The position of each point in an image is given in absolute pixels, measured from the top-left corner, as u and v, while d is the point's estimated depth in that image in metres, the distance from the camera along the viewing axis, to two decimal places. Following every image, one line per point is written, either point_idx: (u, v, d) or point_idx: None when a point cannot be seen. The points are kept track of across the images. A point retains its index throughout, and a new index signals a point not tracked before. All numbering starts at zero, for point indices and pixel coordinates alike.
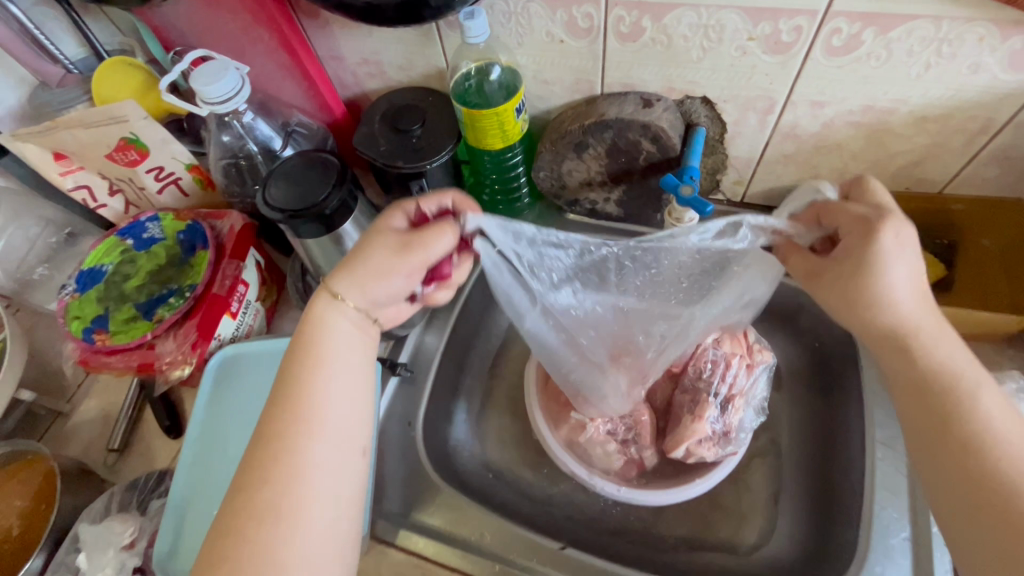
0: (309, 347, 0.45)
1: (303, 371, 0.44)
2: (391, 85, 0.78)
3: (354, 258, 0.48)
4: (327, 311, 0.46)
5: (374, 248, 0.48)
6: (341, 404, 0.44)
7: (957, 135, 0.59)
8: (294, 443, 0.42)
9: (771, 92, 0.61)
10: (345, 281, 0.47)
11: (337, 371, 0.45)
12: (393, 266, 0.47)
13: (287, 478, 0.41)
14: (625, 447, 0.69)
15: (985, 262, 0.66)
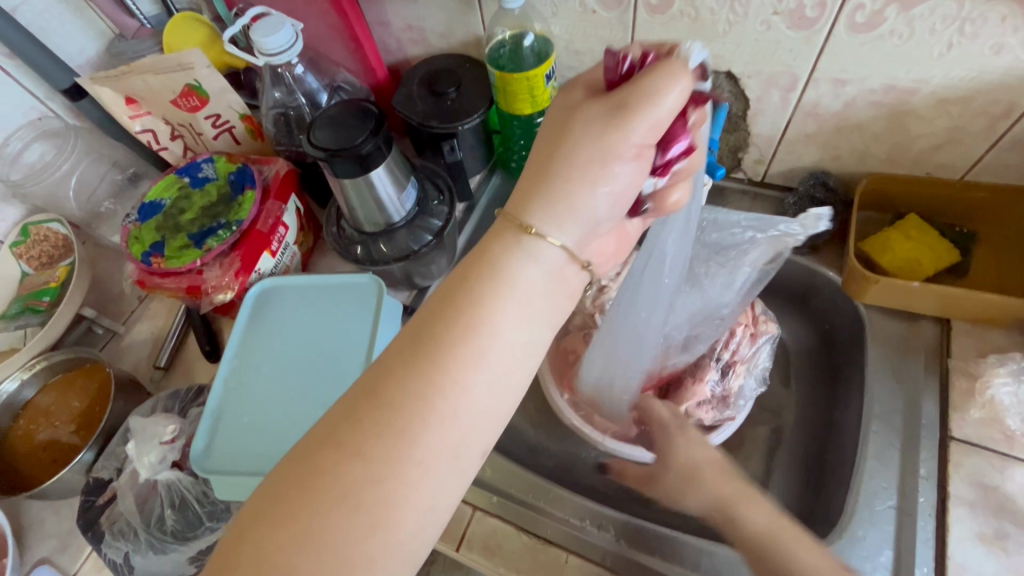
0: (472, 295, 0.40)
1: (470, 316, 0.39)
2: (431, 52, 0.83)
3: (540, 181, 0.41)
4: (501, 249, 0.41)
5: (583, 148, 0.40)
6: (508, 334, 0.39)
7: (978, 119, 0.59)
8: (431, 398, 0.37)
9: (794, 68, 0.62)
10: (539, 206, 0.41)
11: (510, 318, 0.40)
12: (613, 147, 0.40)
13: (436, 411, 0.37)
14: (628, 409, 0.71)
15: (1002, 251, 0.67)
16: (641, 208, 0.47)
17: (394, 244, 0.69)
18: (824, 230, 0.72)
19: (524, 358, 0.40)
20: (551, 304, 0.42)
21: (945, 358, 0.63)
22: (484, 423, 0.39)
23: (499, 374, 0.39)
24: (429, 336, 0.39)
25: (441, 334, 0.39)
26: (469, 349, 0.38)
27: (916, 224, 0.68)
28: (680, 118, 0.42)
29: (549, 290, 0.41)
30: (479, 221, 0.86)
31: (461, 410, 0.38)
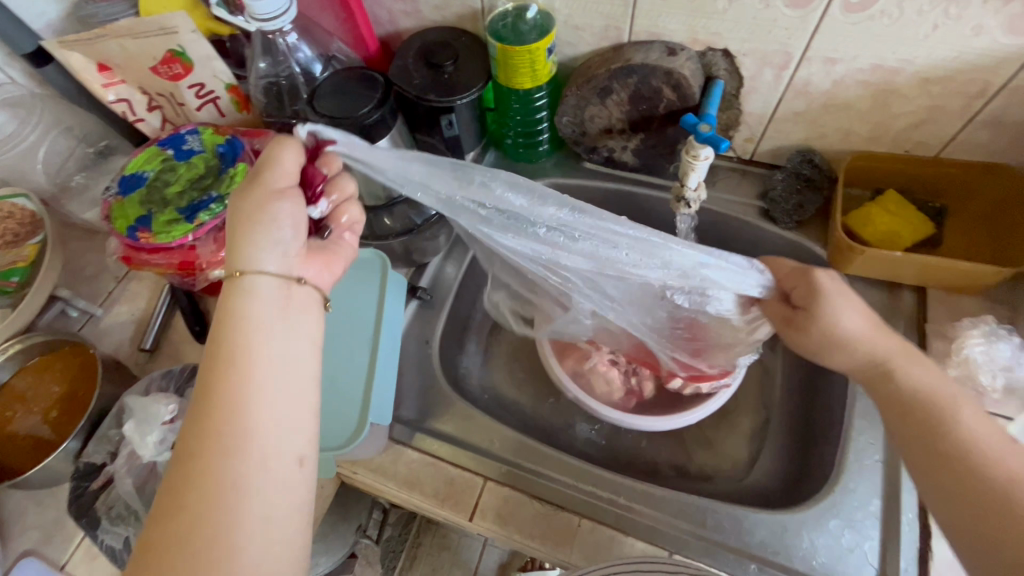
0: (223, 341, 0.40)
1: (222, 359, 0.40)
2: (424, 24, 0.81)
3: (233, 235, 0.43)
4: (237, 300, 0.42)
5: (246, 205, 0.43)
6: (274, 363, 0.41)
7: (955, 99, 0.63)
8: (217, 440, 0.38)
9: (790, 47, 0.65)
10: (241, 256, 0.42)
11: (266, 346, 0.41)
12: (261, 199, 0.44)
13: (221, 446, 0.38)
14: (627, 378, 0.75)
15: (969, 225, 0.72)
16: (323, 232, 0.50)
17: (397, 219, 0.69)
18: (811, 205, 0.76)
19: (297, 369, 0.42)
20: (294, 325, 0.43)
21: (921, 322, 0.68)
22: (287, 428, 0.40)
23: (280, 386, 0.41)
24: (200, 389, 0.39)
25: (205, 382, 0.39)
26: (235, 383, 0.39)
27: (895, 200, 0.72)
28: (311, 166, 0.48)
29: (290, 314, 0.43)
30: None
31: (253, 431, 0.39)
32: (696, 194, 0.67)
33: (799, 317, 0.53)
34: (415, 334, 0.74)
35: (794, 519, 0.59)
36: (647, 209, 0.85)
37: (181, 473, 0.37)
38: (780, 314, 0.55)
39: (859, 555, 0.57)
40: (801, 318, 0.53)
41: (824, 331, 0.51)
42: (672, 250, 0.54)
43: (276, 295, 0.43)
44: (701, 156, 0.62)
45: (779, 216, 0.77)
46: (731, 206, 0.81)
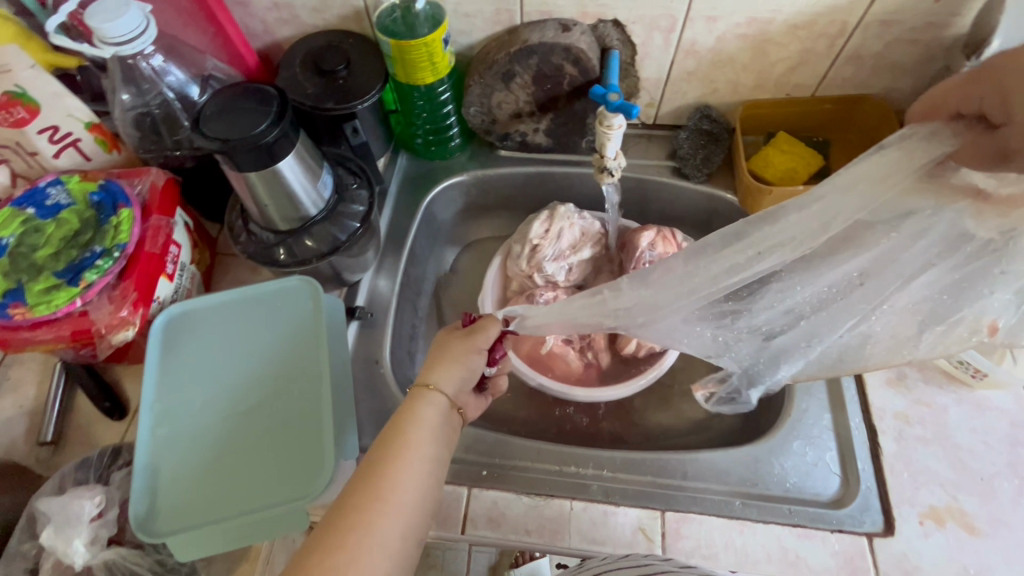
0: (403, 428, 0.49)
1: (400, 444, 0.48)
2: (304, 31, 0.75)
3: (434, 358, 0.55)
4: (419, 404, 0.51)
5: (449, 346, 0.55)
6: (429, 460, 0.49)
7: (821, 40, 0.69)
8: (377, 502, 0.45)
9: (672, 9, 0.68)
10: (437, 375, 0.53)
11: (428, 445, 0.49)
12: (464, 350, 0.55)
13: (377, 509, 0.44)
14: (583, 354, 0.76)
15: (851, 152, 0.79)
16: (483, 388, 0.61)
17: (320, 240, 0.63)
18: (716, 156, 0.80)
19: (439, 474, 0.49)
20: (447, 438, 0.52)
21: None
22: (418, 520, 0.46)
23: (425, 487, 0.47)
24: (369, 463, 0.47)
25: (375, 460, 0.47)
26: (404, 469, 0.47)
27: (786, 139, 0.79)
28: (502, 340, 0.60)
29: (444, 428, 0.52)
30: (394, 206, 0.82)
31: (400, 508, 0.45)
32: (616, 162, 0.68)
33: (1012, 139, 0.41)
34: (362, 356, 0.70)
35: (763, 448, 0.63)
36: (568, 185, 0.86)
37: (344, 521, 0.43)
38: (984, 149, 0.44)
39: (824, 467, 0.61)
40: (1014, 134, 0.41)
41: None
42: (761, 230, 0.52)
43: (443, 414, 0.52)
44: (614, 124, 0.63)
45: (691, 170, 0.81)
46: (645, 169, 0.84)
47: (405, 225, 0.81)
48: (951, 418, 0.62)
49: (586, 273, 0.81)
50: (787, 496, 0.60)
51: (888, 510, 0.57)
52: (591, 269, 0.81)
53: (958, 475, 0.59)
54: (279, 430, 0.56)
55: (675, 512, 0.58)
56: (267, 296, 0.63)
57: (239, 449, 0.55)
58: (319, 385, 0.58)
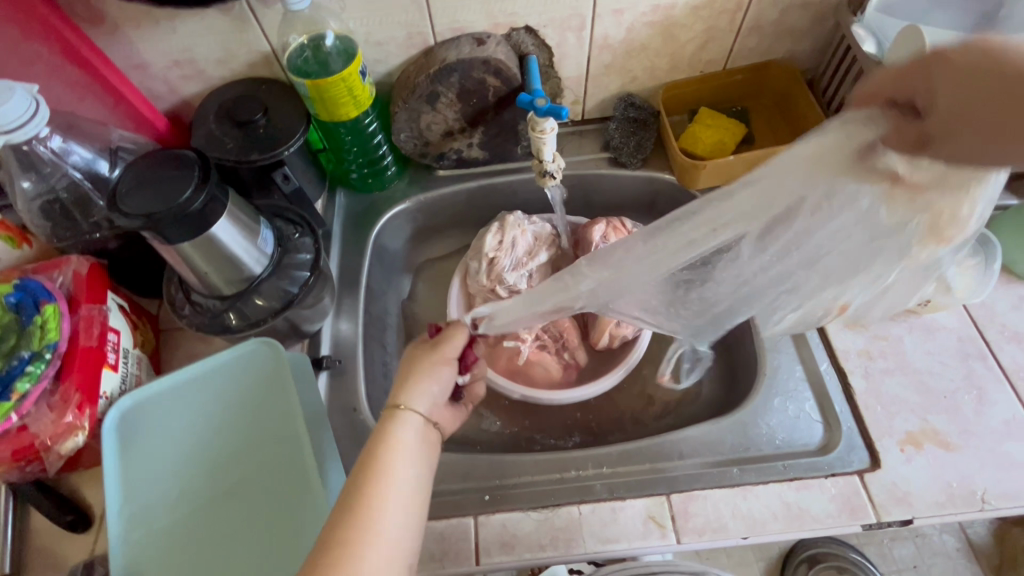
0: (380, 454, 0.49)
1: (377, 470, 0.47)
2: (212, 84, 0.72)
3: (405, 377, 0.54)
4: (394, 427, 0.51)
5: (417, 365, 0.55)
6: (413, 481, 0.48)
7: (722, 17, 0.73)
8: (359, 533, 0.44)
9: (579, 8, 0.69)
10: (408, 396, 0.53)
11: (408, 467, 0.48)
12: (434, 363, 0.55)
13: (360, 537, 0.44)
14: (561, 355, 0.76)
15: (768, 116, 0.84)
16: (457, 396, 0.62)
17: (271, 297, 0.60)
18: (648, 141, 0.82)
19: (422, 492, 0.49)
20: (427, 453, 0.51)
21: None
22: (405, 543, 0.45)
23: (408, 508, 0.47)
24: (348, 496, 0.46)
25: (353, 492, 0.46)
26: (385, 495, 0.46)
27: (708, 114, 0.82)
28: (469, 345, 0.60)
29: (423, 445, 0.51)
30: (342, 246, 0.80)
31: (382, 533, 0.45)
32: (555, 164, 0.68)
33: (936, 123, 0.35)
34: (339, 406, 0.67)
35: (749, 412, 0.65)
36: (512, 193, 0.86)
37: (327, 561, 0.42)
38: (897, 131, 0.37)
39: (806, 417, 0.64)
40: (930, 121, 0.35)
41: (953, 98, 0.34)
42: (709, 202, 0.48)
43: (418, 432, 0.52)
44: (547, 128, 0.64)
45: (626, 158, 0.83)
46: (583, 164, 0.86)
47: (356, 263, 0.79)
48: (906, 345, 0.66)
49: (547, 276, 0.81)
50: (779, 453, 0.62)
51: (871, 445, 0.60)
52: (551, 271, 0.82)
53: (924, 397, 0.62)
54: (260, 490, 0.53)
55: (680, 493, 0.59)
56: (226, 367, 0.60)
57: (224, 535, 0.52)
58: (299, 446, 0.55)
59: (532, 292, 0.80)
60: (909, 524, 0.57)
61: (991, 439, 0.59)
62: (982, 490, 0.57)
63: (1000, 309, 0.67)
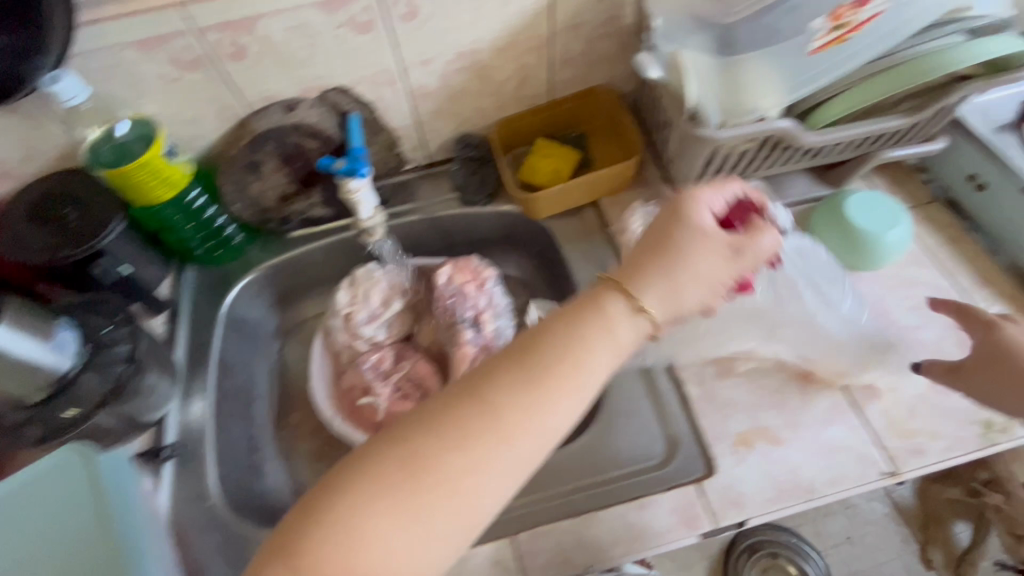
0: (585, 337, 0.44)
1: (532, 379, 0.42)
2: (23, 181, 0.70)
3: (575, 328, 0.45)
4: (612, 316, 0.45)
5: (674, 223, 0.48)
6: (600, 374, 0.44)
7: (530, 54, 0.75)
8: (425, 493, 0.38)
9: (385, 65, 0.71)
10: (652, 277, 0.46)
11: (556, 411, 0.42)
12: (621, 323, 0.45)
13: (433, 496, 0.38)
14: (424, 402, 0.76)
15: (605, 137, 0.86)
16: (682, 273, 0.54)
17: (82, 396, 0.59)
18: (490, 179, 0.84)
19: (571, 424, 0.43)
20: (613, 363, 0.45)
21: (605, 227, 0.81)
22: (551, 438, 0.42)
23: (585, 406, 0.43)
24: (483, 418, 0.41)
25: (497, 403, 0.41)
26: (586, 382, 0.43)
27: (545, 144, 0.84)
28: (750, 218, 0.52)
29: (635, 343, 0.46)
30: (191, 324, 0.78)
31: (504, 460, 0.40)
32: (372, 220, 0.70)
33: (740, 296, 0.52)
34: (185, 495, 0.65)
35: (596, 436, 0.66)
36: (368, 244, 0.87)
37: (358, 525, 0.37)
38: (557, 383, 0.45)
39: (648, 433, 0.65)
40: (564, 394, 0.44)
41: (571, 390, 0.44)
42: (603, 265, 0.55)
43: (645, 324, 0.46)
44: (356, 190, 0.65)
45: (471, 196, 0.85)
46: (436, 206, 0.87)
47: (206, 340, 0.77)
48: (748, 350, 0.67)
49: (407, 323, 0.81)
50: (622, 473, 0.63)
51: (707, 453, 0.62)
52: (410, 318, 0.82)
53: (754, 396, 0.65)
54: None
55: (526, 532, 0.59)
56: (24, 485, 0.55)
57: None
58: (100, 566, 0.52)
59: (393, 341, 0.80)
60: (744, 526, 0.59)
61: (812, 428, 0.62)
62: (809, 482, 0.59)
63: None
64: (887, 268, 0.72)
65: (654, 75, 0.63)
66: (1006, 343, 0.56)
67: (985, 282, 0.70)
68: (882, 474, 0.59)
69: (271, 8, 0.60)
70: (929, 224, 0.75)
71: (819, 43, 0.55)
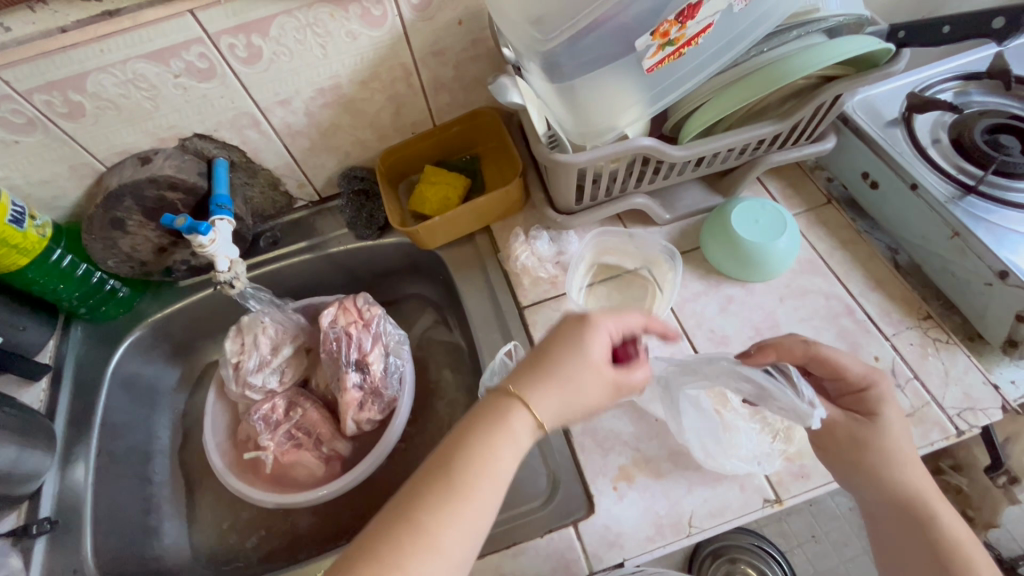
0: (491, 439, 0.43)
1: (449, 487, 0.41)
2: None
3: (479, 427, 0.43)
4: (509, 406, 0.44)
5: (557, 342, 0.46)
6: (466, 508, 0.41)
7: (399, 84, 0.73)
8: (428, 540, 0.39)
9: (242, 108, 0.68)
10: (530, 387, 0.45)
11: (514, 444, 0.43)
12: (569, 373, 0.45)
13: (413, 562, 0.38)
14: (318, 450, 0.73)
15: (496, 159, 0.83)
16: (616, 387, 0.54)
17: None
18: (377, 214, 0.82)
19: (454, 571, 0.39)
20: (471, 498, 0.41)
21: (495, 253, 0.78)
22: None
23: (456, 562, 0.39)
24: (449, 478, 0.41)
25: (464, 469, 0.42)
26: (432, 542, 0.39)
27: (432, 171, 0.81)
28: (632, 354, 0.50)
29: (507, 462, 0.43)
30: (75, 386, 0.76)
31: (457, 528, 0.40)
32: (232, 273, 0.65)
33: None
34: (59, 570, 0.63)
35: None
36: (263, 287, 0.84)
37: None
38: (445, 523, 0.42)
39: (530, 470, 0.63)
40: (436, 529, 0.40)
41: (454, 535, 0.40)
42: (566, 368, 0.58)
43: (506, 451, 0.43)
44: (215, 221, 0.67)
45: (358, 231, 0.82)
46: (329, 243, 0.84)
47: (91, 402, 0.75)
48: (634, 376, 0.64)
49: (301, 368, 0.79)
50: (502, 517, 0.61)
51: (587, 491, 0.59)
52: (304, 362, 0.79)
53: (637, 426, 0.62)
54: None
55: None
56: None
57: None
58: None
59: (286, 389, 0.77)
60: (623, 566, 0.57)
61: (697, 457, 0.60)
62: (688, 515, 0.57)
63: (708, 314, 0.68)
64: (779, 278, 0.69)
65: (514, 102, 0.60)
66: (820, 400, 0.51)
67: (874, 285, 0.68)
68: (765, 502, 0.57)
69: (96, 64, 0.58)
70: (821, 227, 0.73)
71: (651, 60, 0.53)
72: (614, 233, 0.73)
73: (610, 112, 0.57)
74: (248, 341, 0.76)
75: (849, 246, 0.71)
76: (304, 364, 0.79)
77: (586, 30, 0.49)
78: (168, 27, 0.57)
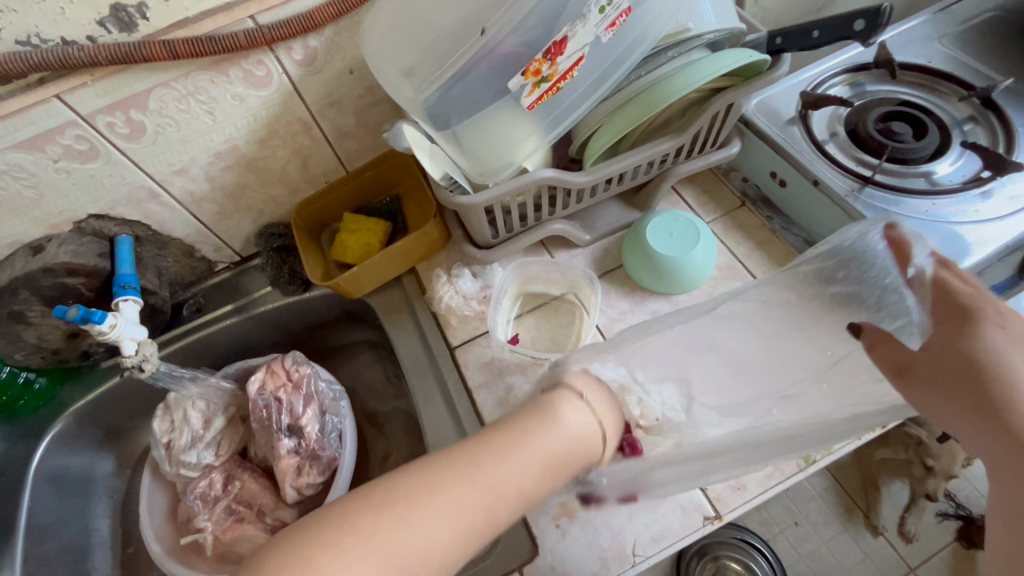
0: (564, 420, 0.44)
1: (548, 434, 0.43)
2: None
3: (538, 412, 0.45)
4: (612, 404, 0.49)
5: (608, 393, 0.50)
6: (544, 457, 0.42)
7: (300, 139, 0.71)
8: (534, 450, 0.42)
9: (136, 182, 0.66)
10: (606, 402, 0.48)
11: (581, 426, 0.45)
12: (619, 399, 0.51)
13: (482, 470, 0.39)
14: (263, 521, 0.71)
15: (415, 197, 0.82)
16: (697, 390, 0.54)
17: None
18: (300, 268, 0.80)
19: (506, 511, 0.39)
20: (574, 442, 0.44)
21: (424, 294, 0.77)
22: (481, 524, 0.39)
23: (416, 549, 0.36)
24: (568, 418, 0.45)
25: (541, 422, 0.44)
26: (467, 488, 0.38)
27: (351, 217, 0.79)
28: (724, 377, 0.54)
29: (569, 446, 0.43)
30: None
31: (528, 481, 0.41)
32: (139, 355, 0.65)
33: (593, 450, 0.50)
34: None
35: None
36: (191, 357, 0.81)
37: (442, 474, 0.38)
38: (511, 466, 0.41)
39: None
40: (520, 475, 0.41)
41: (526, 472, 0.41)
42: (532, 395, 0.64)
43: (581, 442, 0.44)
44: (118, 304, 0.65)
45: (283, 288, 0.80)
46: (254, 303, 0.82)
47: (13, 505, 0.71)
48: None
49: (237, 438, 0.76)
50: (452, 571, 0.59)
51: (532, 533, 0.58)
52: (240, 432, 0.76)
53: None
54: None
55: None
56: None
57: None
58: None
59: (225, 462, 0.74)
60: None
61: None
62: (632, 544, 0.56)
63: None
64: (700, 286, 0.70)
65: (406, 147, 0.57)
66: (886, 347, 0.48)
67: None
68: (705, 519, 0.57)
69: None
70: (737, 231, 0.74)
71: (530, 98, 0.53)
72: (535, 262, 0.73)
73: (502, 151, 0.57)
74: (176, 419, 0.73)
75: (766, 247, 0.72)
76: (240, 433, 0.76)
77: (456, 78, 0.50)
78: (35, 115, 0.55)
